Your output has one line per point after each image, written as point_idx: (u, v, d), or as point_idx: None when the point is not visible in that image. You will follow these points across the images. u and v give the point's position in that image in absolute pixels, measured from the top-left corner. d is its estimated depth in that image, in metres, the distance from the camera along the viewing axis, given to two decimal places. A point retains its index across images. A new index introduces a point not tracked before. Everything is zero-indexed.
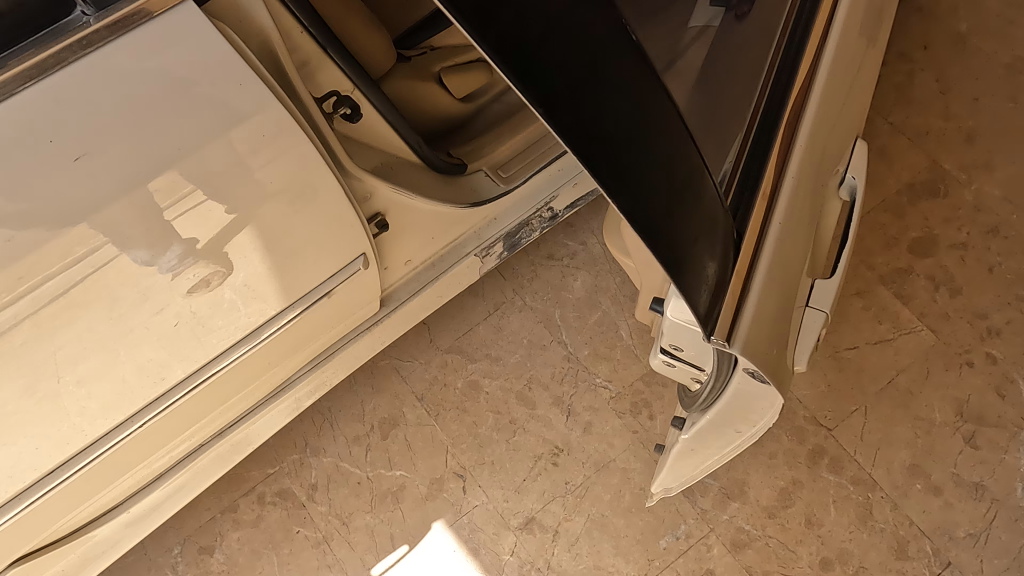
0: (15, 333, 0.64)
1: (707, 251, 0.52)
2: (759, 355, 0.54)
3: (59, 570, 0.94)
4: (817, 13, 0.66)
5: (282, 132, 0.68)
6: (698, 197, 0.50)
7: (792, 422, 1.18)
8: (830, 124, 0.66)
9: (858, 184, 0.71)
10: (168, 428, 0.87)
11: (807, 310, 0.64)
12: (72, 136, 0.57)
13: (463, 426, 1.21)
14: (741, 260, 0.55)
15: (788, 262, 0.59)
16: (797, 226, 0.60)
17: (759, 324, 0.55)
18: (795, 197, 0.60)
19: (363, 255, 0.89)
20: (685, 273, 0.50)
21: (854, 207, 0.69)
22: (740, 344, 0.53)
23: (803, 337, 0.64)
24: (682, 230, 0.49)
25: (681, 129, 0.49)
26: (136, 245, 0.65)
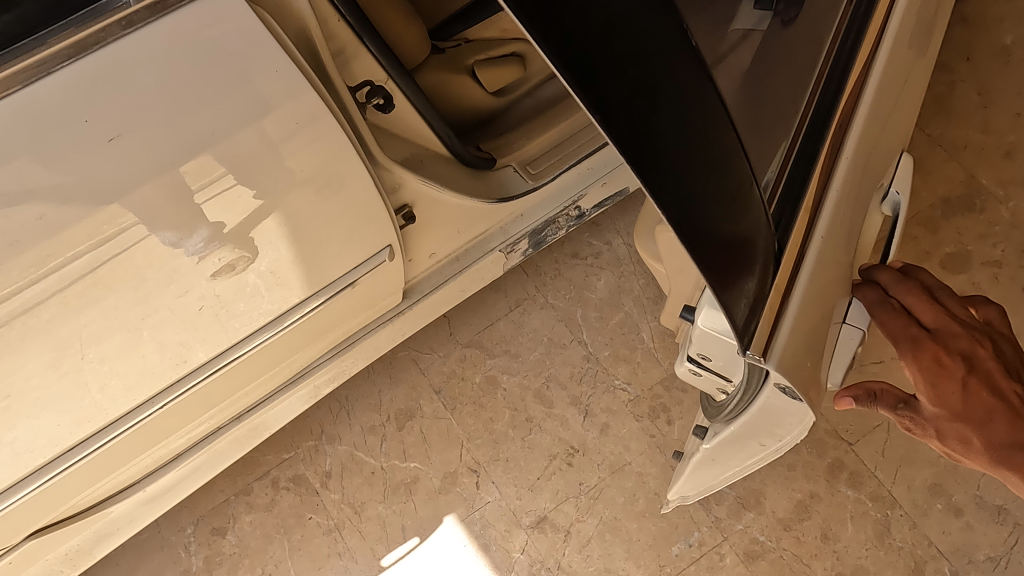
0: (44, 307, 0.64)
1: (748, 265, 0.51)
2: (794, 371, 0.53)
3: (74, 545, 0.95)
4: (868, 23, 0.65)
5: (314, 120, 0.67)
6: (743, 209, 0.49)
7: (813, 434, 1.16)
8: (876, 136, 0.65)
9: (901, 200, 0.69)
10: (189, 410, 0.88)
11: (843, 327, 0.62)
12: (108, 116, 0.57)
13: (480, 421, 1.20)
14: (781, 272, 0.54)
15: (828, 276, 0.57)
16: (838, 238, 0.59)
17: (797, 340, 0.54)
18: (840, 210, 0.58)
19: (389, 247, 0.88)
20: (727, 287, 0.49)
21: (897, 223, 0.68)
22: (776, 359, 0.52)
23: (836, 355, 0.62)
24: (726, 242, 0.48)
25: (730, 138, 0.48)
26: (164, 226, 0.65)
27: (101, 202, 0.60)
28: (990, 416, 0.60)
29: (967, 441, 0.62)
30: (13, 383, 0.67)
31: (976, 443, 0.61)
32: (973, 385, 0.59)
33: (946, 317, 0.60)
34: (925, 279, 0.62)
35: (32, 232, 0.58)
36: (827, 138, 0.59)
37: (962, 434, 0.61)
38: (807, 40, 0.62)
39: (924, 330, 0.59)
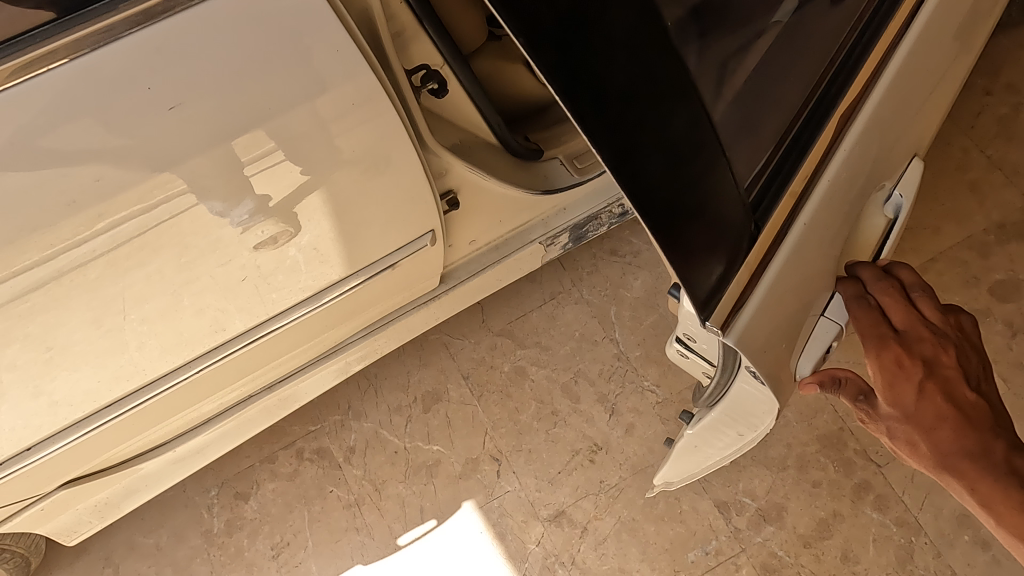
0: (91, 267, 0.65)
1: (708, 238, 0.52)
2: (752, 349, 0.56)
3: (104, 497, 0.97)
4: (883, 30, 0.66)
5: (368, 101, 0.68)
6: (702, 180, 0.50)
7: (841, 452, 1.14)
8: (879, 137, 0.66)
9: (902, 204, 0.72)
10: (223, 377, 0.89)
11: (820, 320, 0.66)
12: (169, 85, 0.57)
13: (505, 410, 1.20)
14: (754, 253, 0.56)
15: (805, 265, 0.60)
16: (822, 232, 0.61)
17: (760, 319, 0.56)
18: (825, 207, 0.60)
19: (432, 232, 0.89)
20: (680, 254, 0.50)
21: (893, 230, 0.71)
22: (734, 335, 0.54)
23: (811, 345, 0.66)
24: (680, 207, 0.49)
25: (691, 109, 0.49)
26: (213, 196, 0.66)
27: (155, 168, 0.61)
28: (939, 422, 0.61)
29: (916, 447, 0.63)
30: (57, 337, 0.69)
31: (923, 450, 0.63)
32: (928, 389, 0.61)
33: (914, 320, 0.62)
34: (905, 281, 0.65)
35: (88, 191, 0.59)
36: (820, 135, 0.61)
37: (911, 439, 0.63)
38: (818, 47, 0.64)
39: (892, 330, 0.62)
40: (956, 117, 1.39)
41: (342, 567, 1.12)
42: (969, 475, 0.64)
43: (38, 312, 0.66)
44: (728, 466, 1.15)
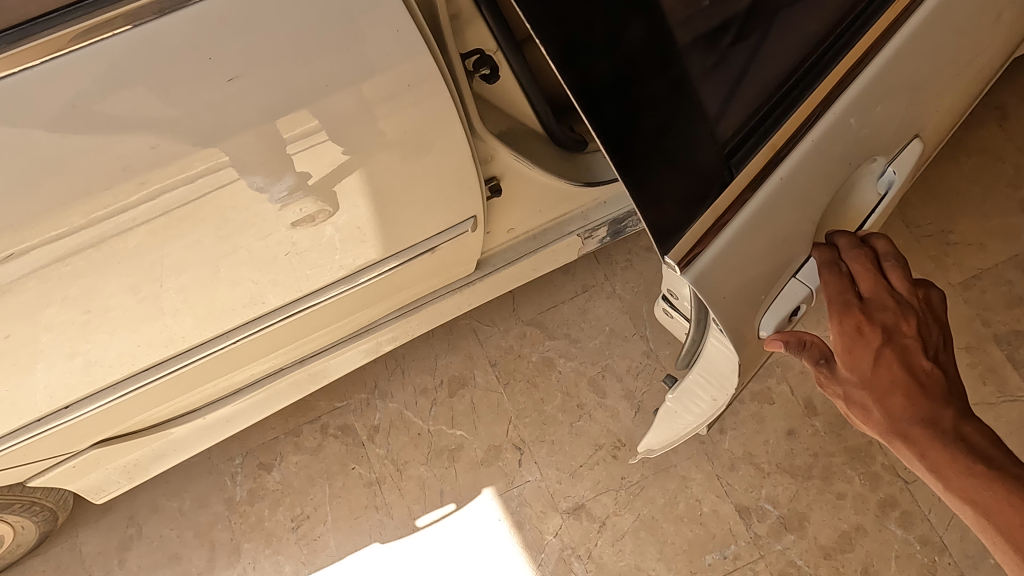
0: (133, 234, 0.66)
1: (675, 188, 0.57)
2: (711, 290, 0.61)
3: (133, 459, 0.99)
4: (884, 13, 0.70)
5: (421, 83, 0.67)
6: (674, 137, 0.56)
7: (868, 466, 1.12)
8: (872, 113, 0.70)
9: (891, 182, 0.78)
10: (256, 349, 0.90)
11: (791, 281, 0.69)
12: (231, 56, 0.58)
13: (531, 400, 1.20)
14: (722, 203, 0.61)
15: (777, 222, 0.64)
16: (797, 193, 0.65)
17: (723, 265, 0.61)
18: (799, 176, 0.65)
19: (473, 218, 0.89)
20: (647, 199, 0.56)
21: (878, 206, 0.78)
22: (694, 275, 0.60)
23: (778, 303, 0.68)
24: (649, 159, 0.55)
25: (673, 71, 0.54)
26: (254, 171, 0.66)
27: (200, 140, 0.61)
28: (894, 387, 0.64)
29: (870, 414, 0.66)
30: (98, 298, 0.70)
31: (877, 418, 0.66)
32: (885, 356, 0.64)
33: (880, 288, 0.67)
34: (878, 252, 0.70)
35: (142, 158, 0.60)
36: (803, 105, 0.65)
37: (865, 404, 0.66)
38: (813, 26, 0.68)
39: (858, 297, 0.66)
40: (1010, 134, 1.36)
41: (360, 544, 1.13)
42: (922, 448, 0.65)
43: (82, 274, 0.66)
44: (752, 471, 1.13)
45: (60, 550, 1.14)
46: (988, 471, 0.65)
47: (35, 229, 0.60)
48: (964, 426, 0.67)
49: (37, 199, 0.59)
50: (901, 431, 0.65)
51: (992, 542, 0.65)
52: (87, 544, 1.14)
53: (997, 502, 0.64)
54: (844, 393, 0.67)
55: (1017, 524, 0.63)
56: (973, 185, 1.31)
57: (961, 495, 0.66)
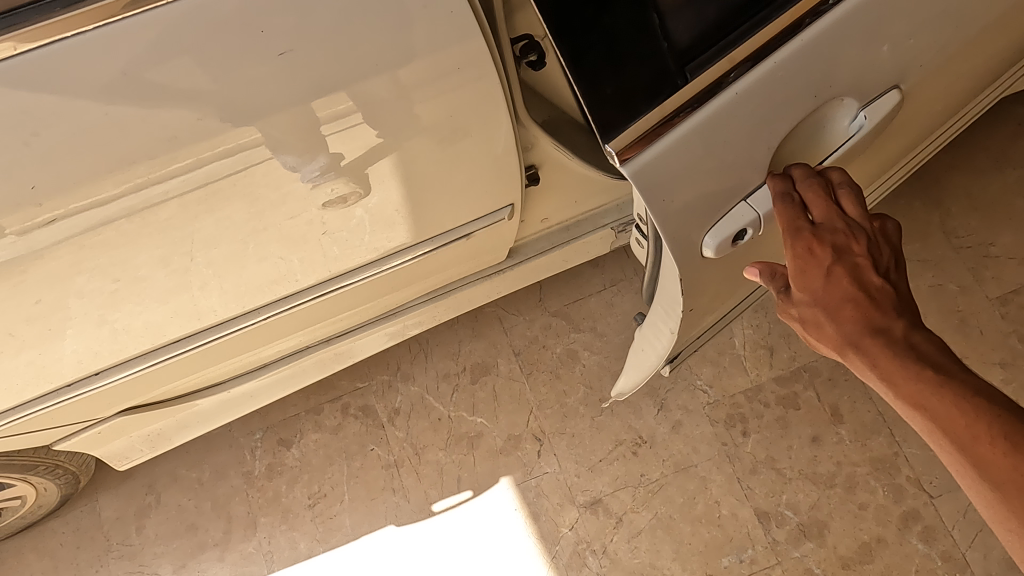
0: (167, 206, 0.65)
1: (617, 71, 0.59)
2: (649, 189, 0.62)
3: (155, 429, 0.99)
4: None
5: (466, 68, 0.66)
6: (618, 17, 0.57)
7: (892, 478, 1.10)
8: (866, 36, 0.66)
9: (858, 127, 0.72)
10: (284, 327, 0.90)
11: (741, 204, 0.69)
12: (283, 30, 0.57)
13: (553, 392, 1.20)
14: (672, 101, 0.61)
15: (735, 129, 0.64)
16: (764, 101, 0.64)
17: (666, 163, 0.62)
18: (765, 91, 0.63)
19: (511, 206, 0.88)
20: (582, 75, 0.58)
21: (838, 149, 0.73)
22: (632, 166, 0.61)
23: (724, 222, 0.69)
24: (587, 35, 0.57)
25: None
26: (287, 150, 0.65)
27: (241, 116, 0.60)
28: (846, 303, 0.63)
29: (824, 332, 0.64)
30: (131, 266, 0.70)
31: (831, 335, 0.64)
32: (836, 272, 0.63)
33: (833, 211, 0.65)
34: (833, 179, 0.68)
35: (188, 130, 0.60)
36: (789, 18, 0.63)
37: (819, 322, 0.64)
38: None
39: (809, 222, 0.65)
40: None
41: (375, 526, 1.13)
42: (874, 357, 0.61)
43: (117, 243, 0.66)
44: (773, 476, 1.12)
45: (80, 513, 1.16)
46: (939, 377, 0.58)
47: (74, 196, 0.60)
48: (919, 338, 0.62)
49: (79, 166, 0.58)
50: (854, 344, 0.62)
51: (947, 455, 0.57)
52: (107, 508, 1.16)
53: (947, 406, 0.57)
54: (802, 318, 0.66)
55: (966, 428, 0.55)
56: (1019, 199, 1.28)
57: (911, 403, 0.59)
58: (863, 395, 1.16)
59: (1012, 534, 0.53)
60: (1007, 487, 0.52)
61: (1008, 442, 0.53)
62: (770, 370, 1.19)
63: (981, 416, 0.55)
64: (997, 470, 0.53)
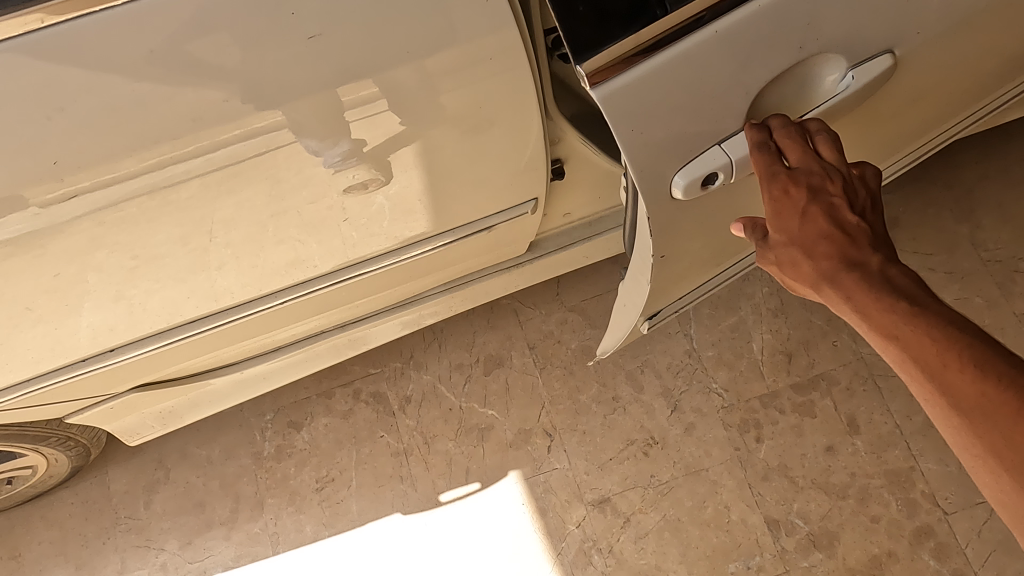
0: (187, 185, 0.64)
1: None
2: (619, 116, 0.60)
3: (167, 406, 0.99)
4: None
5: (498, 59, 0.65)
6: None
7: (906, 492, 1.09)
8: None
9: (841, 86, 0.69)
10: (300, 311, 0.90)
11: (715, 148, 0.66)
12: (312, 13, 0.56)
13: (566, 387, 1.19)
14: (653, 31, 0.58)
15: (715, 68, 0.61)
16: (747, 41, 0.61)
17: (640, 92, 0.59)
18: (750, 30, 0.61)
19: (535, 200, 0.87)
20: None
21: (821, 105, 0.69)
22: (603, 91, 0.58)
23: (695, 162, 0.66)
24: None
25: None
26: (310, 134, 0.64)
27: (264, 97, 0.59)
28: (821, 240, 0.62)
29: (800, 271, 0.64)
30: (150, 243, 0.69)
31: (806, 273, 0.63)
32: (811, 212, 0.63)
33: (810, 153, 0.64)
34: (811, 124, 0.67)
35: (212, 111, 0.59)
36: None
37: (795, 261, 0.64)
38: None
39: (786, 163, 0.64)
40: None
41: (381, 513, 1.13)
42: (847, 290, 0.61)
43: (136, 220, 0.66)
44: (785, 484, 1.11)
45: (89, 485, 1.16)
46: (912, 308, 0.58)
47: (95, 172, 0.59)
48: (894, 272, 0.61)
49: (102, 143, 0.58)
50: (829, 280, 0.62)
51: (915, 384, 0.57)
52: (116, 481, 1.17)
53: (918, 335, 0.56)
54: (777, 258, 0.65)
55: (936, 355, 0.55)
56: None
57: (882, 332, 0.58)
58: (881, 406, 1.14)
59: (975, 456, 0.54)
60: (974, 410, 0.53)
61: (976, 369, 0.53)
62: (787, 376, 1.17)
63: (951, 343, 0.55)
64: (965, 396, 0.53)
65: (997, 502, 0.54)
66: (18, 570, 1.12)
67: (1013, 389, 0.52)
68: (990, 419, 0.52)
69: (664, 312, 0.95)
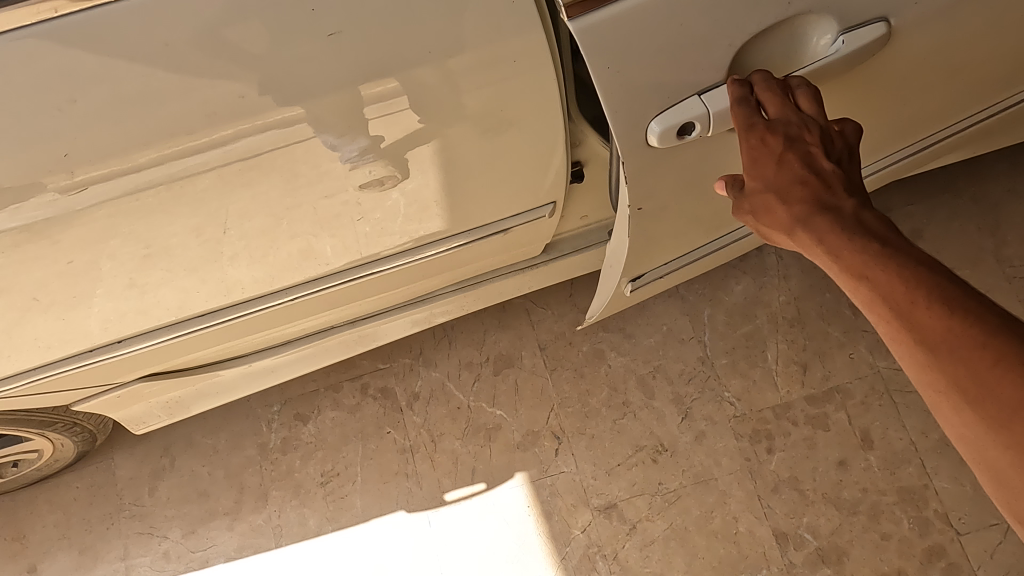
0: (204, 177, 0.63)
1: None
2: (595, 50, 0.58)
3: (174, 395, 0.99)
4: None
5: (522, 60, 0.63)
6: None
7: (919, 510, 1.07)
8: None
9: (831, 47, 0.66)
10: (311, 307, 0.89)
11: (693, 99, 0.65)
12: (333, 9, 0.56)
13: (576, 390, 1.17)
14: None
15: (698, 14, 0.60)
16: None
17: (619, 28, 0.58)
18: None
19: (553, 204, 0.86)
20: None
21: (809, 65, 0.67)
22: (581, 22, 0.57)
23: (672, 109, 0.65)
24: None
25: None
26: (329, 129, 0.62)
27: (285, 90, 0.58)
28: (796, 186, 0.61)
29: (776, 219, 0.62)
30: (161, 234, 0.68)
31: (781, 220, 0.62)
32: (787, 160, 0.61)
33: (789, 104, 0.62)
34: (791, 78, 0.65)
35: (230, 107, 0.58)
36: None
37: (770, 207, 0.63)
38: None
39: (764, 117, 0.63)
40: None
41: (386, 510, 1.12)
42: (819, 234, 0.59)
43: (148, 213, 0.65)
44: (795, 497, 1.09)
45: (95, 470, 1.16)
46: (883, 249, 0.55)
47: (109, 162, 0.59)
48: (868, 216, 0.59)
49: (116, 134, 0.57)
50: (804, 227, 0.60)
51: (884, 326, 0.54)
52: (121, 467, 1.16)
53: (888, 275, 0.54)
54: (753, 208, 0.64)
55: (904, 294, 0.52)
56: None
57: (854, 275, 0.56)
58: (896, 422, 1.12)
59: (937, 391, 0.51)
60: (939, 346, 0.50)
61: (943, 304, 0.51)
62: (802, 388, 1.15)
63: (920, 281, 0.52)
64: (931, 333, 0.50)
65: (966, 442, 0.51)
66: (21, 552, 1.12)
67: (980, 324, 0.49)
68: (954, 354, 0.50)
69: (647, 274, 0.96)
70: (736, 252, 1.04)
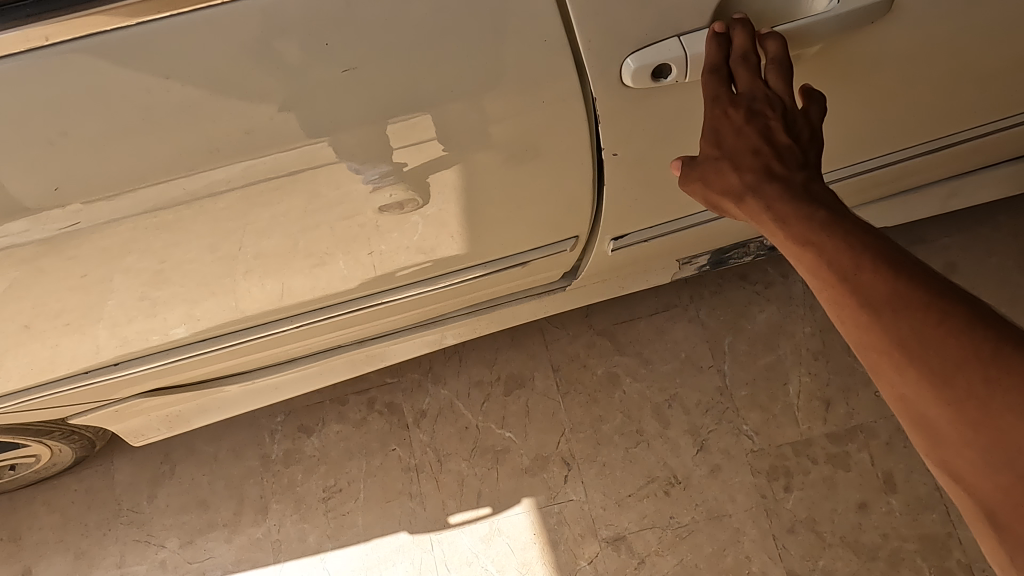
0: (219, 199, 0.59)
1: None
2: None
3: (177, 408, 0.96)
4: None
5: (552, 91, 0.59)
6: None
7: (941, 560, 1.03)
8: None
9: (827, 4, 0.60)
10: (317, 329, 0.86)
11: (672, 40, 0.58)
12: (351, 43, 0.53)
13: (588, 416, 1.13)
14: None
15: None
16: None
17: None
18: None
19: (576, 238, 0.82)
20: None
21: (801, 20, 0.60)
22: None
23: (649, 48, 0.58)
24: None
25: None
26: (354, 155, 0.59)
27: (298, 121, 0.55)
28: (749, 155, 0.58)
29: (726, 187, 0.60)
30: (161, 258, 0.64)
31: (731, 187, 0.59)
32: (748, 132, 0.58)
33: (761, 77, 0.57)
34: (768, 42, 0.57)
35: (236, 143, 0.55)
36: None
37: (720, 173, 0.60)
38: None
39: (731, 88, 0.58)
40: None
41: (388, 530, 1.09)
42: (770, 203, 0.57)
43: (148, 237, 0.61)
44: (812, 539, 1.05)
45: (93, 473, 1.14)
46: (830, 218, 0.54)
47: (106, 188, 0.55)
48: (816, 187, 0.57)
49: (115, 163, 0.54)
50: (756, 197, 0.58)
51: (825, 291, 0.53)
52: (120, 472, 1.14)
53: (835, 242, 0.53)
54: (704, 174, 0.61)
55: (849, 258, 0.52)
56: None
57: (800, 242, 0.54)
58: (921, 465, 1.07)
59: (878, 352, 0.51)
60: (883, 308, 0.50)
61: (888, 269, 0.50)
62: (824, 425, 1.11)
63: (867, 248, 0.52)
64: (875, 294, 0.50)
65: (901, 402, 0.51)
66: (16, 554, 1.10)
67: (923, 287, 0.49)
68: (897, 317, 0.49)
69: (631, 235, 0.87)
70: (732, 234, 0.99)
